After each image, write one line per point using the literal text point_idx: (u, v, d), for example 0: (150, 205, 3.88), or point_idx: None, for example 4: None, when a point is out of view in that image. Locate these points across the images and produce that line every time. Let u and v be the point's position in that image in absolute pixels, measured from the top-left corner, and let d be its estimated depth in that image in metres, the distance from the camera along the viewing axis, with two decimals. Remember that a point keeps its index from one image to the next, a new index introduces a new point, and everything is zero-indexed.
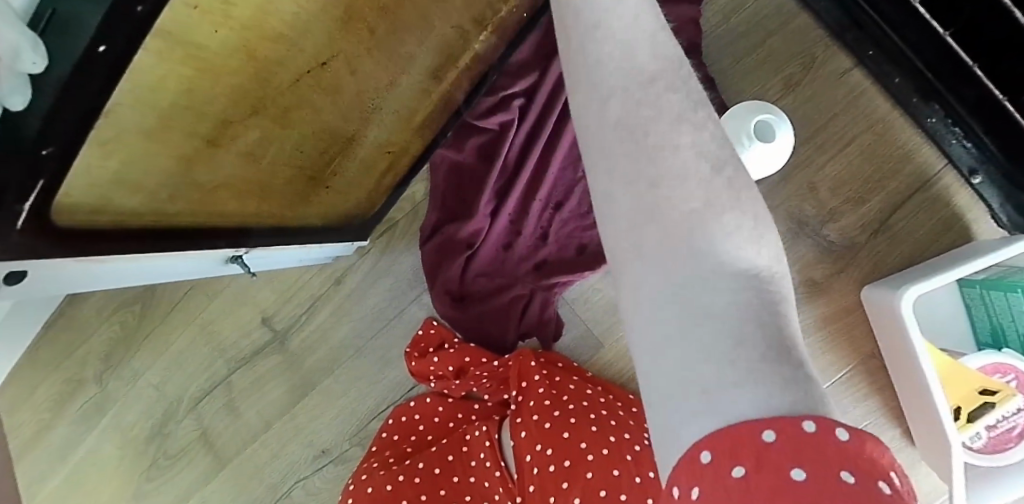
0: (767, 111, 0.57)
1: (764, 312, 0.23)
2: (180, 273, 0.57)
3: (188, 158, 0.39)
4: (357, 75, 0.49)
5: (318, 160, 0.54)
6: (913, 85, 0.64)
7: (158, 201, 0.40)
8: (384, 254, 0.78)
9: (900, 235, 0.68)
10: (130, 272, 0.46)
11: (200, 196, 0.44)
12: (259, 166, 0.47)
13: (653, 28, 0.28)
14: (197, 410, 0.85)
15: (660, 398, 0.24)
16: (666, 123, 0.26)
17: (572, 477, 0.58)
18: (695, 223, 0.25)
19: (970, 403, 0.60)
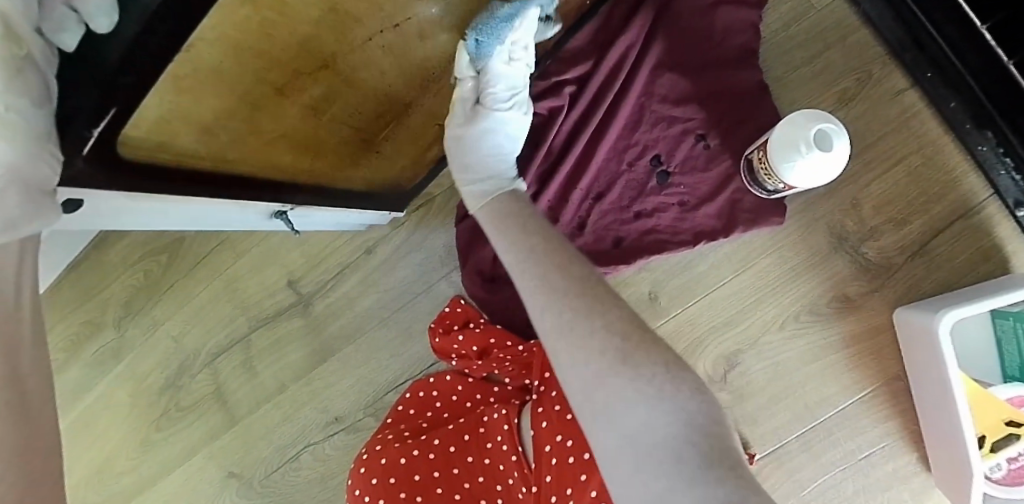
0: (827, 120, 0.57)
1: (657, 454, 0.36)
2: (228, 223, 0.59)
3: (256, 106, 0.38)
4: (426, 40, 0.48)
5: (372, 121, 0.54)
6: (968, 112, 0.64)
7: (220, 143, 0.39)
8: (417, 228, 0.79)
9: (937, 260, 0.68)
10: (184, 215, 0.48)
11: (258, 144, 0.43)
12: (319, 120, 0.46)
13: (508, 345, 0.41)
14: (212, 366, 0.85)
15: None
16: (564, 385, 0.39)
17: (588, 471, 0.53)
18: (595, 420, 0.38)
19: (995, 433, 0.60)
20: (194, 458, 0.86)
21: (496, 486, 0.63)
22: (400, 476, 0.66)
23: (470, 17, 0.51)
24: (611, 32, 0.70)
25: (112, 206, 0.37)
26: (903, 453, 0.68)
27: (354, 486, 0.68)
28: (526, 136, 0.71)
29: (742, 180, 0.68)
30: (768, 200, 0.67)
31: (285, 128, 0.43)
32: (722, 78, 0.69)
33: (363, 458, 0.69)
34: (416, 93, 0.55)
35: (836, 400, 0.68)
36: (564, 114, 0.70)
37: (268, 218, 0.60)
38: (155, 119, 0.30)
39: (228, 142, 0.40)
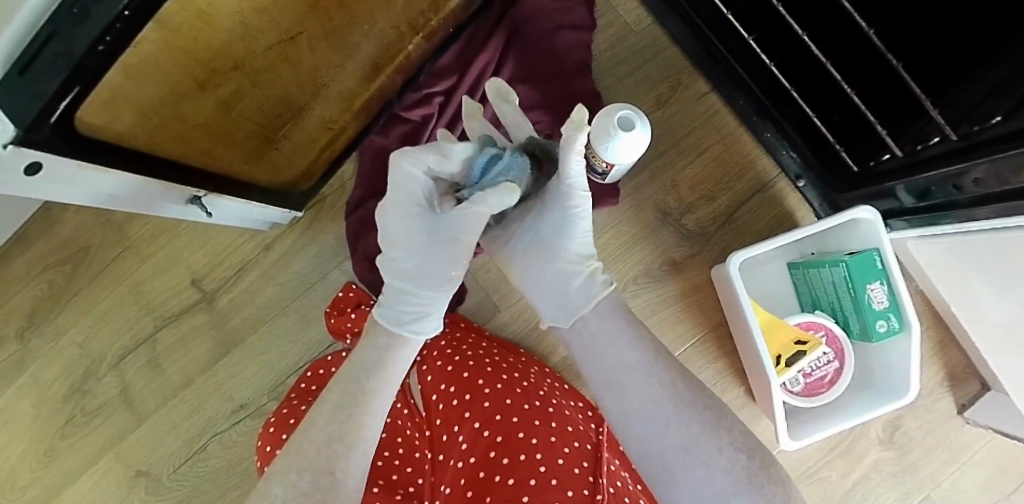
0: (629, 107, 0.69)
1: (745, 487, 0.46)
2: (143, 210, 0.66)
3: (181, 95, 0.49)
4: (315, 53, 0.59)
5: (275, 121, 0.65)
6: (754, 106, 0.82)
7: (149, 127, 0.50)
8: (312, 224, 0.89)
9: (741, 227, 0.84)
10: (104, 191, 0.55)
11: (181, 130, 0.54)
12: (230, 114, 0.58)
13: (656, 390, 0.50)
14: (118, 367, 0.90)
15: (667, 482, 0.48)
16: (655, 423, 0.49)
17: (472, 407, 0.70)
18: (679, 462, 0.47)
19: (787, 351, 0.74)
20: (100, 462, 0.89)
21: (397, 438, 0.75)
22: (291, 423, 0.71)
23: (349, 36, 0.62)
24: (471, 53, 0.84)
25: (51, 170, 0.44)
26: (730, 388, 0.82)
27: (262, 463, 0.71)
28: (403, 139, 0.84)
29: (582, 170, 0.82)
30: (605, 185, 0.82)
31: (203, 116, 0.55)
32: (566, 87, 0.83)
33: (274, 419, 0.74)
34: (308, 97, 0.66)
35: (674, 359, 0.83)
36: (434, 119, 0.83)
37: (183, 204, 0.67)
38: (104, 99, 0.41)
39: (156, 127, 0.51)
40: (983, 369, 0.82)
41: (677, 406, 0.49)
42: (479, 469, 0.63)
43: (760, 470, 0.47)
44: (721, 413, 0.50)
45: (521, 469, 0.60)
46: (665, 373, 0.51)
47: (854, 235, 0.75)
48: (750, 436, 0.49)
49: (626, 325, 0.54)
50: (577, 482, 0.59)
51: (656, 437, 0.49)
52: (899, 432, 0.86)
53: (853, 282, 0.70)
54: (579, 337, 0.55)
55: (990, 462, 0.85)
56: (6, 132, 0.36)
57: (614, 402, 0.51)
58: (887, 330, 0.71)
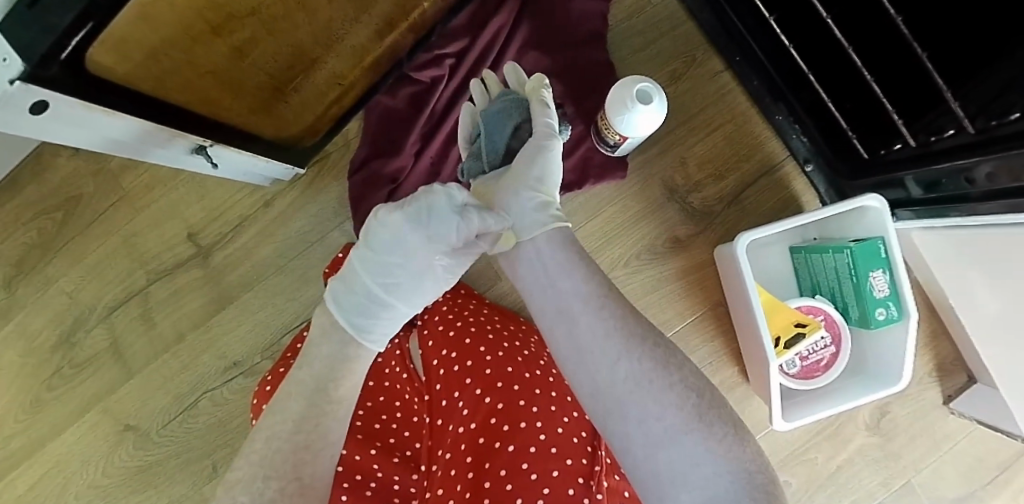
0: (647, 80, 0.68)
1: (694, 426, 0.42)
2: (147, 157, 0.64)
3: (194, 39, 0.47)
4: (331, 4, 0.57)
5: (286, 74, 0.63)
6: (767, 88, 0.81)
7: (158, 71, 0.48)
8: (314, 183, 0.87)
9: (747, 208, 0.84)
10: (110, 135, 0.53)
11: (190, 77, 0.52)
12: (242, 63, 0.56)
13: (606, 324, 0.46)
14: (109, 319, 0.88)
15: (611, 417, 0.43)
16: (602, 355, 0.45)
17: (473, 374, 0.69)
18: (624, 394, 0.43)
19: (787, 333, 0.74)
20: (88, 415, 0.88)
21: (394, 402, 0.75)
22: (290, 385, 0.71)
23: None
24: (485, 16, 0.81)
25: (59, 108, 0.42)
26: (725, 367, 0.83)
27: (254, 417, 0.72)
28: (411, 101, 0.82)
29: (592, 141, 0.81)
30: (614, 158, 0.81)
31: (213, 63, 0.53)
32: (580, 57, 0.82)
33: (269, 379, 0.73)
34: (320, 51, 0.64)
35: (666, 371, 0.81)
36: (445, 82, 0.81)
37: (187, 154, 0.65)
38: (115, 39, 0.39)
39: (167, 70, 0.49)
40: (973, 362, 0.84)
41: (627, 339, 0.45)
42: (479, 435, 0.63)
43: (709, 410, 0.43)
44: (673, 351, 0.46)
45: (520, 437, 0.60)
46: (618, 308, 0.47)
47: (861, 223, 0.75)
48: (707, 381, 0.45)
49: (580, 260, 0.51)
50: (576, 449, 0.60)
51: (606, 368, 0.44)
52: (885, 419, 0.87)
53: (856, 268, 0.70)
54: (530, 267, 0.52)
55: (971, 452, 0.87)
56: (15, 67, 0.35)
57: (561, 333, 0.47)
58: (886, 318, 0.72)
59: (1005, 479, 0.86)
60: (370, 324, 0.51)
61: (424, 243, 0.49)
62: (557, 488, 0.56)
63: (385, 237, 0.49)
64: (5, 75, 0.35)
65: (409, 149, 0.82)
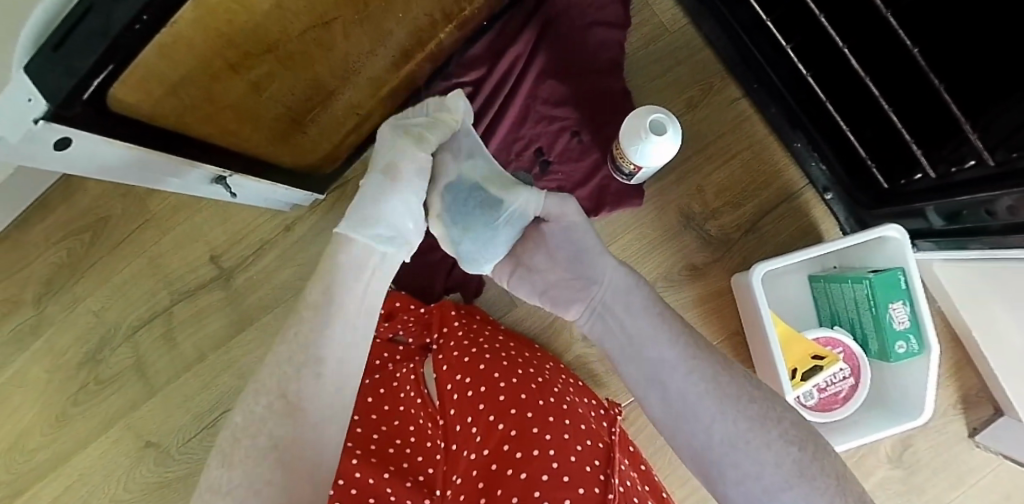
0: (661, 111, 0.69)
1: (799, 481, 0.45)
2: (172, 188, 0.67)
3: (213, 75, 0.49)
4: (348, 38, 0.59)
5: (303, 105, 0.65)
6: (785, 116, 0.81)
7: (181, 107, 0.50)
8: (333, 207, 0.89)
9: (764, 236, 0.83)
10: (132, 165, 0.55)
11: (210, 110, 0.54)
12: (261, 96, 0.58)
13: (700, 388, 0.50)
14: (133, 338, 0.90)
15: (718, 479, 0.48)
16: (701, 420, 0.49)
17: (486, 400, 0.70)
18: (727, 459, 0.47)
19: (804, 364, 0.73)
20: (110, 431, 0.90)
21: (409, 427, 0.75)
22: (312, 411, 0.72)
23: (382, 23, 0.61)
24: (503, 44, 0.82)
25: (83, 145, 0.44)
26: None
27: None
28: None
29: (608, 169, 0.81)
30: (629, 185, 0.81)
31: (233, 97, 0.55)
32: (597, 85, 0.82)
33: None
34: (337, 82, 0.65)
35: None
36: None
37: (208, 184, 0.68)
38: (137, 78, 0.41)
39: (187, 105, 0.51)
40: (999, 395, 0.82)
41: (722, 401, 0.49)
42: (493, 461, 0.63)
43: (812, 461, 0.46)
44: (767, 404, 0.49)
45: (534, 464, 0.60)
46: (706, 369, 0.51)
47: (880, 254, 0.74)
48: (803, 428, 0.48)
49: (665, 322, 0.53)
50: (588, 479, 0.59)
51: (701, 434, 0.48)
52: (908, 452, 0.85)
53: (875, 299, 0.70)
54: (615, 341, 0.55)
55: (997, 487, 0.84)
56: (40, 108, 0.36)
57: (658, 400, 0.51)
58: (906, 351, 0.71)
59: None
60: (366, 218, 0.49)
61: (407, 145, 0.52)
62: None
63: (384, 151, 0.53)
64: (31, 115, 0.36)
65: None
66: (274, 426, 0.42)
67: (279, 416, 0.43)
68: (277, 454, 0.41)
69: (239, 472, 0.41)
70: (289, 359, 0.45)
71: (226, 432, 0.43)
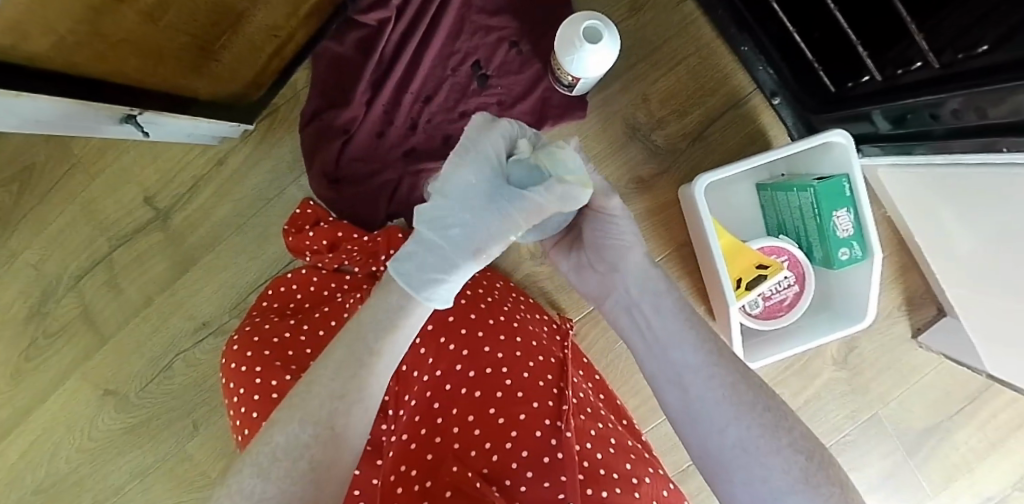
0: (598, 18, 0.65)
1: (802, 488, 0.43)
2: (81, 131, 0.64)
3: (97, 7, 0.43)
4: None
5: (211, 32, 0.59)
6: (731, 16, 0.76)
7: (67, 46, 0.46)
8: (265, 136, 0.85)
9: (712, 144, 0.81)
10: (22, 112, 0.51)
11: (100, 46, 0.49)
12: (156, 25, 0.51)
13: (716, 388, 0.47)
14: (77, 288, 0.88)
15: (720, 478, 0.46)
16: (713, 420, 0.46)
17: (446, 331, 0.70)
18: (733, 459, 0.45)
19: (748, 274, 0.74)
20: (67, 381, 0.89)
21: None
22: (276, 351, 0.72)
23: None
24: None
25: None
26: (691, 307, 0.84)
27: (229, 382, 0.73)
28: (359, 46, 0.79)
29: (550, 81, 0.79)
30: (573, 97, 0.79)
31: (123, 29, 0.49)
32: None
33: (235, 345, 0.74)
34: (247, 6, 0.59)
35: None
36: (392, 25, 0.77)
37: (118, 123, 0.64)
38: (11, 17, 0.37)
39: (75, 44, 0.47)
40: (942, 295, 0.83)
41: (737, 405, 0.46)
42: (448, 383, 0.66)
43: (817, 470, 0.44)
44: (780, 413, 0.46)
45: (486, 383, 0.64)
46: (723, 371, 0.48)
47: (826, 159, 0.73)
48: (812, 439, 0.46)
49: (692, 324, 0.51)
50: (541, 394, 0.64)
51: (714, 434, 0.46)
52: (853, 353, 0.88)
53: (820, 207, 0.69)
54: (640, 334, 0.53)
55: (937, 383, 0.88)
56: None
57: (673, 394, 0.49)
58: (849, 258, 0.70)
59: (971, 409, 0.88)
60: (436, 282, 0.43)
61: (489, 202, 0.42)
62: (523, 430, 0.60)
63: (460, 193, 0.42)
64: None
65: (359, 97, 0.79)
66: (313, 453, 0.40)
67: (322, 445, 0.40)
68: (314, 477, 0.40)
69: (275, 485, 0.39)
70: (336, 395, 0.41)
71: (261, 441, 0.41)
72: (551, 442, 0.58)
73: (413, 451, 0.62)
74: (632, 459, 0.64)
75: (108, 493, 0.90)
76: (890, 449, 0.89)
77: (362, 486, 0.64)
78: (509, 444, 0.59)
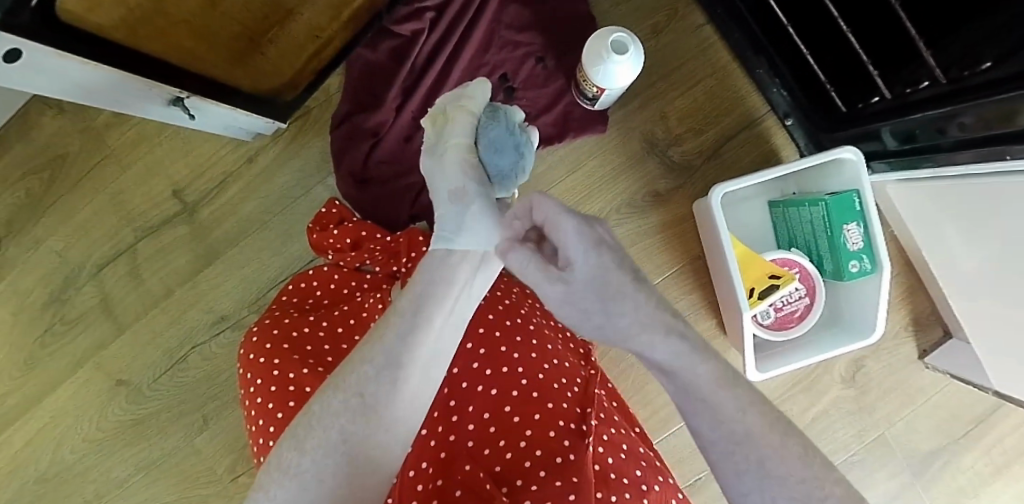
0: (624, 31, 0.69)
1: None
2: (129, 110, 0.67)
3: None
4: None
5: (260, 24, 0.63)
6: (747, 41, 0.81)
7: (135, 18, 0.50)
8: (296, 137, 0.88)
9: (726, 161, 0.85)
10: (84, 83, 0.54)
11: (164, 23, 0.53)
12: (214, 12, 0.56)
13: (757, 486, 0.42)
14: (98, 277, 0.89)
15: None
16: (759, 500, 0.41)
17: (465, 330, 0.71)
18: None
19: (760, 284, 0.76)
20: (79, 370, 0.90)
21: None
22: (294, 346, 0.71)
23: None
24: None
25: (35, 55, 0.44)
26: (704, 319, 0.86)
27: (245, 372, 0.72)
28: (392, 54, 0.82)
29: (573, 95, 0.83)
30: (594, 111, 0.83)
31: (186, 10, 0.53)
32: (560, 10, 0.83)
33: (254, 332, 0.76)
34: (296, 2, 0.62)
35: None
36: (425, 36, 0.81)
37: (165, 105, 0.67)
38: None
39: (139, 18, 0.50)
40: (949, 317, 0.85)
41: None
42: (466, 380, 0.67)
43: None
44: None
45: (504, 381, 0.66)
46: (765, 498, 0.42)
47: (836, 176, 0.76)
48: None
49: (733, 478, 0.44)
50: (557, 395, 0.66)
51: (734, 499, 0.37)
52: (861, 372, 0.90)
53: (830, 221, 0.72)
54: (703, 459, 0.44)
55: (944, 405, 0.89)
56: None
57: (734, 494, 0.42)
58: (859, 271, 0.73)
59: (978, 433, 0.89)
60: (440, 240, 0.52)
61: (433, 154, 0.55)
62: (539, 430, 0.61)
63: (456, 165, 0.52)
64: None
65: (390, 103, 0.82)
66: (345, 423, 0.43)
67: (353, 414, 0.43)
68: (345, 448, 0.42)
69: (308, 456, 0.42)
70: (374, 374, 0.44)
71: (303, 417, 0.44)
72: (565, 443, 0.60)
73: (431, 447, 0.62)
74: (643, 466, 0.64)
75: (112, 485, 0.89)
76: (898, 470, 0.89)
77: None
78: (523, 442, 0.60)
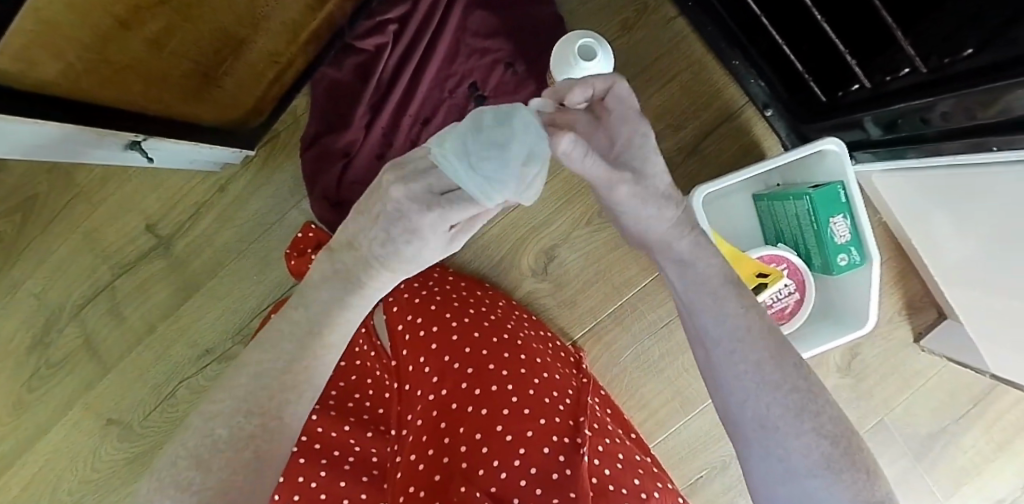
0: (591, 35, 0.67)
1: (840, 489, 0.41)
2: (88, 157, 0.66)
3: (103, 37, 0.44)
4: None
5: (212, 60, 0.60)
6: (722, 33, 0.78)
7: (73, 73, 0.47)
8: (267, 162, 0.86)
9: (708, 156, 0.83)
10: (28, 137, 0.53)
11: (106, 72, 0.50)
12: (160, 53, 0.52)
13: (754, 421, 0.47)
14: (79, 317, 0.88)
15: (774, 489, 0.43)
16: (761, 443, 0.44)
17: (452, 350, 0.68)
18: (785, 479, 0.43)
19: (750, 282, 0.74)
20: (70, 412, 0.89)
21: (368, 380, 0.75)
22: None
23: None
24: None
25: None
26: None
27: None
28: (357, 71, 0.80)
29: None
30: None
31: (128, 57, 0.50)
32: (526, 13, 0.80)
33: None
34: (247, 33, 0.60)
35: (627, 343, 0.86)
36: (389, 50, 0.78)
37: (123, 149, 0.66)
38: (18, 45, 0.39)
39: (77, 72, 0.48)
40: (941, 299, 0.84)
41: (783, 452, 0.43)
42: (451, 400, 0.63)
43: (841, 457, 0.42)
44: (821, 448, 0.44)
45: (492, 400, 0.62)
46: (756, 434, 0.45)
47: (821, 166, 0.74)
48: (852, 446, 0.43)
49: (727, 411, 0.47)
50: (550, 412, 0.62)
51: (726, 388, 0.45)
52: (856, 360, 0.89)
53: (817, 215, 0.70)
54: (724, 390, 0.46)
55: (941, 388, 0.88)
56: None
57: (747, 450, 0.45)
58: (848, 263, 0.71)
59: (976, 413, 0.88)
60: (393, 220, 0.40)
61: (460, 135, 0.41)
62: (532, 447, 0.58)
63: None
64: None
65: (358, 121, 0.80)
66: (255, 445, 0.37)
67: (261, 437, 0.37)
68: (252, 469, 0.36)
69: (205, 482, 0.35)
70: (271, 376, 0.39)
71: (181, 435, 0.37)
72: (560, 458, 0.57)
73: (422, 471, 0.57)
74: (641, 473, 0.64)
75: None
76: (899, 455, 0.89)
77: (330, 491, 0.61)
78: (517, 460, 0.56)
